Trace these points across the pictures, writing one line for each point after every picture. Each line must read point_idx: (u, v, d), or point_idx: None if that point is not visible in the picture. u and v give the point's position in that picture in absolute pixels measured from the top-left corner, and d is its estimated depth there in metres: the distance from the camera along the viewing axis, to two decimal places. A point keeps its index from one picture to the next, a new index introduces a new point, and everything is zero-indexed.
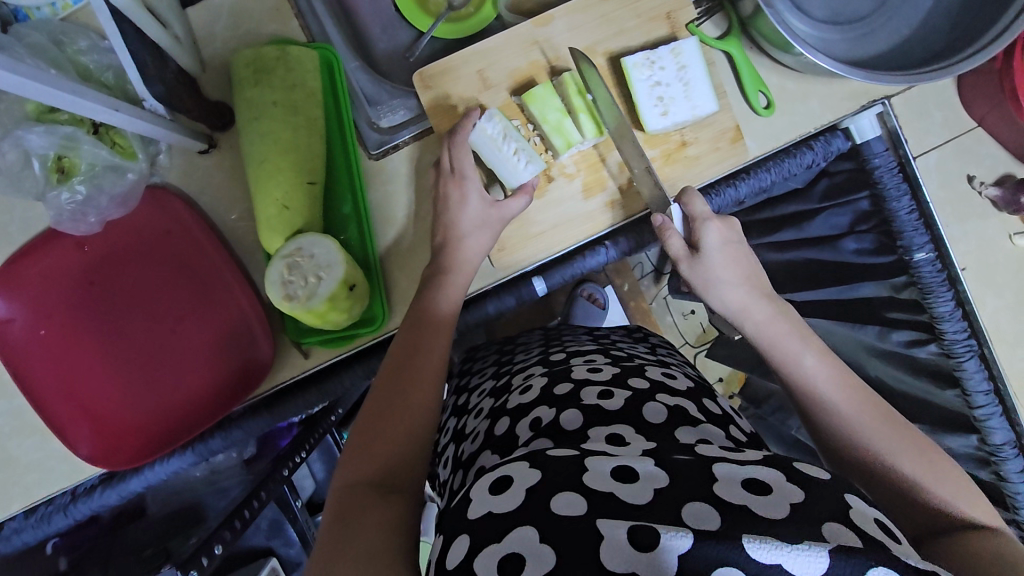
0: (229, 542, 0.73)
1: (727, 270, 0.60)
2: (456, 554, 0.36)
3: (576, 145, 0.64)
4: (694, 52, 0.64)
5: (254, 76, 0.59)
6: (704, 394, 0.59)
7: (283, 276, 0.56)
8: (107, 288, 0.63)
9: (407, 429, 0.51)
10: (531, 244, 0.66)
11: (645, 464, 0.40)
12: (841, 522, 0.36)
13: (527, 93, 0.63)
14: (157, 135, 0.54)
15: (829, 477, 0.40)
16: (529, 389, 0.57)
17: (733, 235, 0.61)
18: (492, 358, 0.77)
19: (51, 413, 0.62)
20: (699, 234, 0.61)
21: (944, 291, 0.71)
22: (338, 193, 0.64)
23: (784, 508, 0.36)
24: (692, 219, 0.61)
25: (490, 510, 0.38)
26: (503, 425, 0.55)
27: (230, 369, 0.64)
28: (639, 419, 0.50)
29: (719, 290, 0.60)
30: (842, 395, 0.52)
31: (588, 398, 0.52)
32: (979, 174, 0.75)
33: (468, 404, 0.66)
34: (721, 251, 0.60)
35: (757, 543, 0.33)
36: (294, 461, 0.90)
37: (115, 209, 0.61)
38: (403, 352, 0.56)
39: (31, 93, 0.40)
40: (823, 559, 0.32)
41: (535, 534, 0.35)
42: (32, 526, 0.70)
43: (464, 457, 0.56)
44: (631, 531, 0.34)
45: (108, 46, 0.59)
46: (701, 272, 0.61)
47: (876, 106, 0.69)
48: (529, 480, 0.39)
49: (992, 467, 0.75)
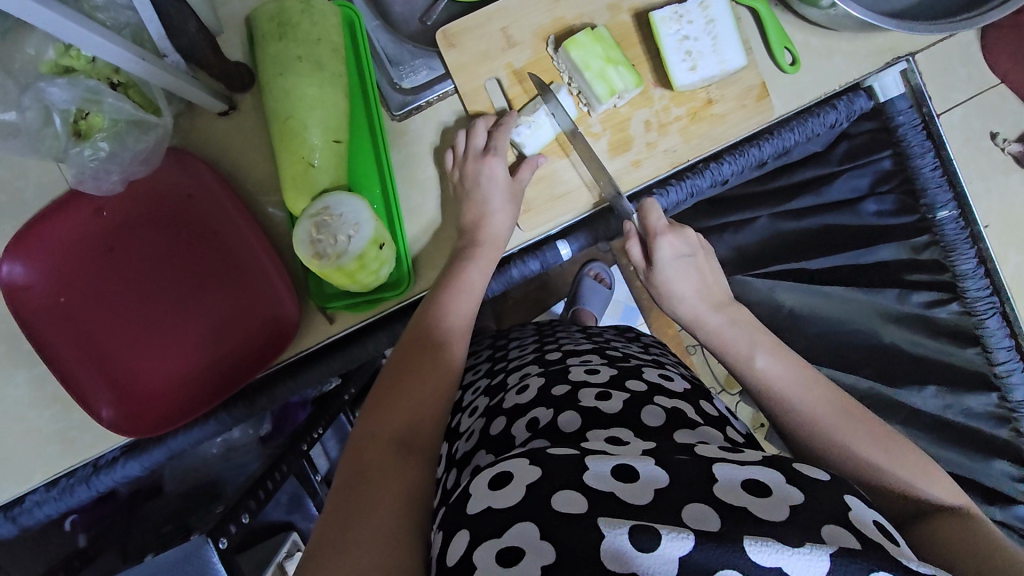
0: (254, 511, 0.73)
1: (676, 284, 0.62)
2: (458, 548, 0.36)
3: (617, 95, 0.62)
4: (722, 6, 0.63)
5: (277, 30, 0.58)
6: (700, 395, 0.57)
7: (311, 235, 0.55)
8: (128, 255, 0.62)
9: (423, 416, 0.50)
10: (557, 205, 0.66)
11: (646, 463, 0.38)
12: (841, 525, 0.35)
13: (569, 39, 0.62)
14: (180, 92, 0.54)
15: (828, 478, 0.39)
16: (526, 389, 0.54)
17: (687, 249, 0.63)
18: (484, 354, 0.76)
19: (73, 379, 0.61)
20: (653, 250, 0.63)
21: (967, 249, 0.73)
22: (359, 152, 0.63)
23: (784, 511, 0.35)
24: (647, 232, 0.63)
25: (489, 505, 0.36)
26: (499, 424, 0.51)
27: (257, 333, 0.63)
28: (637, 423, 0.47)
29: (672, 303, 0.64)
30: (853, 436, 0.48)
31: (586, 400, 0.50)
32: (1003, 131, 0.75)
33: (461, 402, 0.63)
34: (677, 266, 0.63)
35: (759, 546, 0.32)
36: (313, 436, 0.88)
37: (139, 166, 0.59)
38: (417, 344, 0.55)
39: (50, 25, 0.39)
40: (824, 563, 0.32)
41: (535, 530, 0.34)
42: (53, 498, 0.68)
43: (457, 457, 0.52)
44: (634, 532, 0.33)
45: (124, 1, 0.57)
46: (656, 284, 0.64)
47: (902, 63, 0.68)
48: (526, 477, 0.37)
49: (1010, 424, 0.77)
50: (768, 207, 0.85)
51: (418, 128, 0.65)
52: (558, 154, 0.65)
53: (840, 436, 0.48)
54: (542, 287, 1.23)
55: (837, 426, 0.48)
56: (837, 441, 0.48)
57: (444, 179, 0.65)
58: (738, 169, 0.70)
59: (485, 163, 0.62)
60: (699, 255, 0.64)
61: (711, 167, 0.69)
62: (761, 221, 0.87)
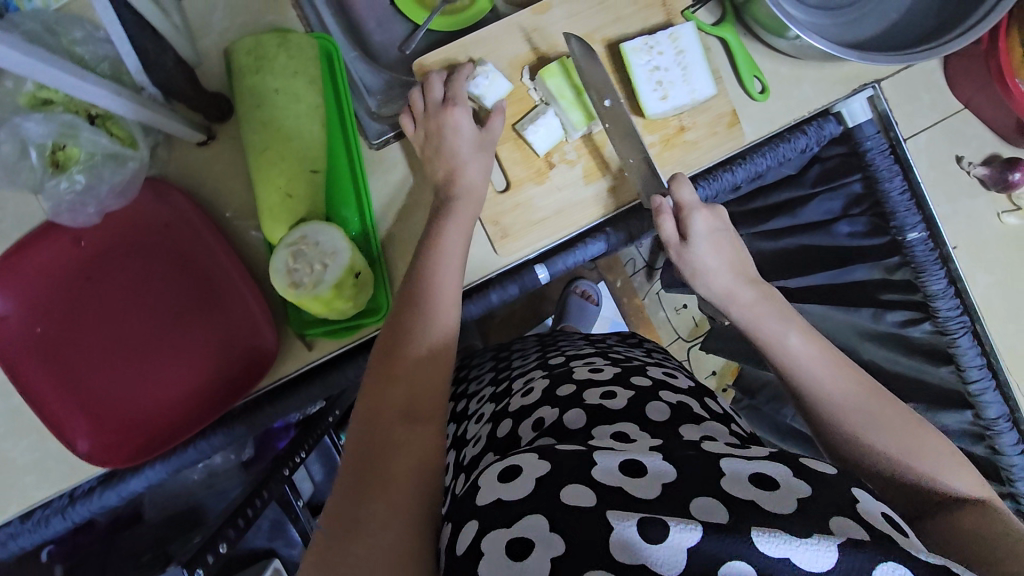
0: (234, 541, 0.72)
1: (714, 257, 0.61)
2: (466, 536, 0.37)
3: (592, 124, 0.65)
4: (691, 37, 0.65)
5: (254, 63, 0.59)
6: (704, 393, 0.58)
7: (288, 264, 0.56)
8: (106, 283, 0.62)
9: (424, 385, 0.52)
10: (535, 230, 0.66)
11: (653, 459, 0.39)
12: (849, 516, 0.36)
13: (543, 69, 0.64)
14: (158, 123, 0.54)
15: (836, 472, 0.40)
16: (531, 390, 0.56)
17: (721, 224, 0.63)
18: (488, 363, 0.77)
19: (46, 409, 0.60)
20: (688, 224, 0.62)
21: (937, 270, 0.73)
22: (339, 189, 0.63)
23: (792, 502, 0.36)
24: (680, 207, 0.62)
25: (500, 497, 0.38)
26: (505, 427, 0.53)
27: (236, 362, 0.63)
28: (642, 418, 0.48)
29: (703, 279, 0.62)
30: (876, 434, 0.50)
31: (591, 398, 0.51)
32: (967, 155, 0.77)
33: (467, 411, 0.65)
34: (706, 242, 0.62)
35: (767, 537, 0.33)
36: (296, 461, 0.88)
37: (114, 199, 0.60)
38: (402, 323, 0.56)
39: (23, 67, 0.39)
40: (829, 552, 0.33)
41: (545, 521, 0.36)
42: (28, 530, 0.67)
43: (466, 461, 0.54)
44: (642, 524, 0.34)
45: (104, 36, 0.59)
46: (688, 259, 0.63)
47: (867, 90, 0.71)
48: (536, 471, 0.39)
49: (987, 441, 0.75)
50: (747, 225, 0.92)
51: (396, 155, 0.66)
52: (533, 181, 0.66)
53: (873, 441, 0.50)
54: (530, 305, 1.24)
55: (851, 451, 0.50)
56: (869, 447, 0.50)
57: (423, 204, 0.66)
58: (713, 193, 0.70)
59: (441, 118, 0.62)
60: (731, 231, 0.64)
61: None
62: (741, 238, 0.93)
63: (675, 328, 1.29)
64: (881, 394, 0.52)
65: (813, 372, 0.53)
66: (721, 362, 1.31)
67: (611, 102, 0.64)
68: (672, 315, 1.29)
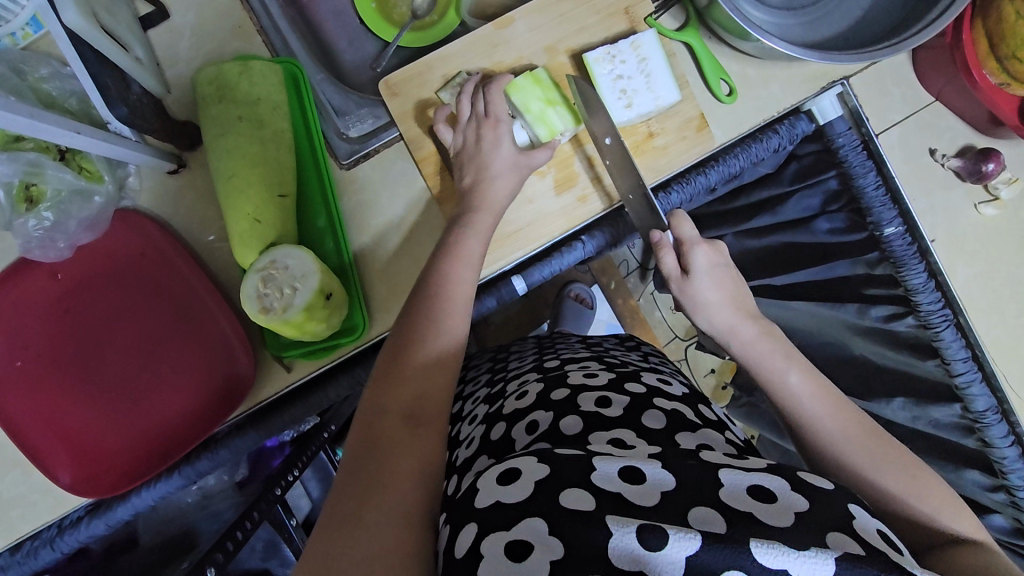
0: (222, 565, 0.72)
1: (714, 292, 0.61)
2: (465, 540, 0.37)
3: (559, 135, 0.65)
4: (653, 45, 0.65)
5: (217, 92, 0.59)
6: (699, 399, 0.58)
7: (258, 290, 0.56)
8: (83, 314, 0.63)
9: (428, 390, 0.52)
10: (510, 243, 0.66)
11: (653, 467, 0.39)
12: (844, 532, 0.36)
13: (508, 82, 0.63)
14: (122, 156, 0.54)
15: (833, 487, 0.40)
16: (525, 394, 0.56)
17: (721, 259, 0.62)
18: (485, 365, 0.77)
19: (27, 442, 0.61)
20: (688, 258, 0.61)
21: (916, 264, 0.73)
22: (312, 208, 0.64)
23: (789, 517, 0.36)
24: (681, 243, 0.61)
25: (499, 500, 0.37)
26: (500, 429, 0.53)
27: (212, 387, 0.64)
28: (638, 424, 0.48)
29: (706, 312, 0.61)
30: (873, 463, 0.50)
31: (587, 404, 0.50)
32: (941, 147, 0.76)
33: (462, 412, 0.65)
34: (706, 277, 0.61)
35: (765, 548, 0.33)
36: (288, 479, 0.87)
37: (84, 233, 0.61)
38: (412, 327, 0.55)
39: None
40: (829, 565, 0.33)
41: (544, 526, 0.35)
42: (17, 562, 0.68)
43: (459, 463, 0.53)
44: (641, 532, 0.34)
45: (70, 72, 0.60)
46: (690, 293, 0.62)
47: (836, 86, 0.70)
48: (536, 475, 0.38)
49: (977, 434, 0.75)
50: (731, 226, 0.89)
51: (366, 174, 0.66)
52: None
53: (876, 471, 0.50)
54: (524, 312, 1.24)
55: (848, 477, 0.51)
56: (868, 475, 0.50)
57: (396, 223, 0.66)
58: (686, 197, 0.71)
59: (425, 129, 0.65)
60: (731, 266, 0.63)
61: (660, 196, 0.71)
62: (727, 239, 0.90)
63: (671, 327, 1.27)
64: (878, 431, 0.52)
65: (819, 413, 0.53)
66: (719, 360, 1.29)
67: (611, 140, 0.63)
68: (668, 314, 1.27)
